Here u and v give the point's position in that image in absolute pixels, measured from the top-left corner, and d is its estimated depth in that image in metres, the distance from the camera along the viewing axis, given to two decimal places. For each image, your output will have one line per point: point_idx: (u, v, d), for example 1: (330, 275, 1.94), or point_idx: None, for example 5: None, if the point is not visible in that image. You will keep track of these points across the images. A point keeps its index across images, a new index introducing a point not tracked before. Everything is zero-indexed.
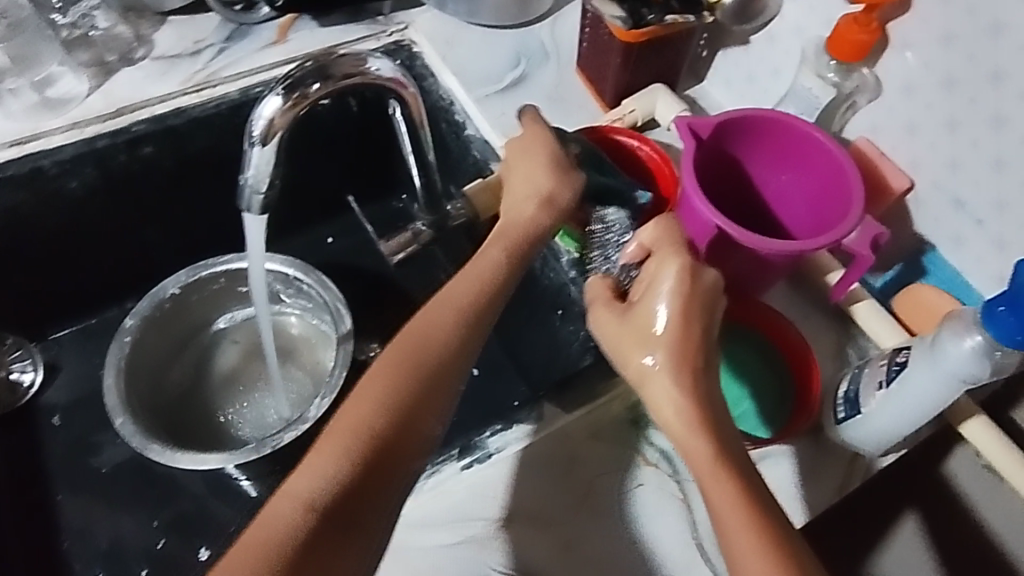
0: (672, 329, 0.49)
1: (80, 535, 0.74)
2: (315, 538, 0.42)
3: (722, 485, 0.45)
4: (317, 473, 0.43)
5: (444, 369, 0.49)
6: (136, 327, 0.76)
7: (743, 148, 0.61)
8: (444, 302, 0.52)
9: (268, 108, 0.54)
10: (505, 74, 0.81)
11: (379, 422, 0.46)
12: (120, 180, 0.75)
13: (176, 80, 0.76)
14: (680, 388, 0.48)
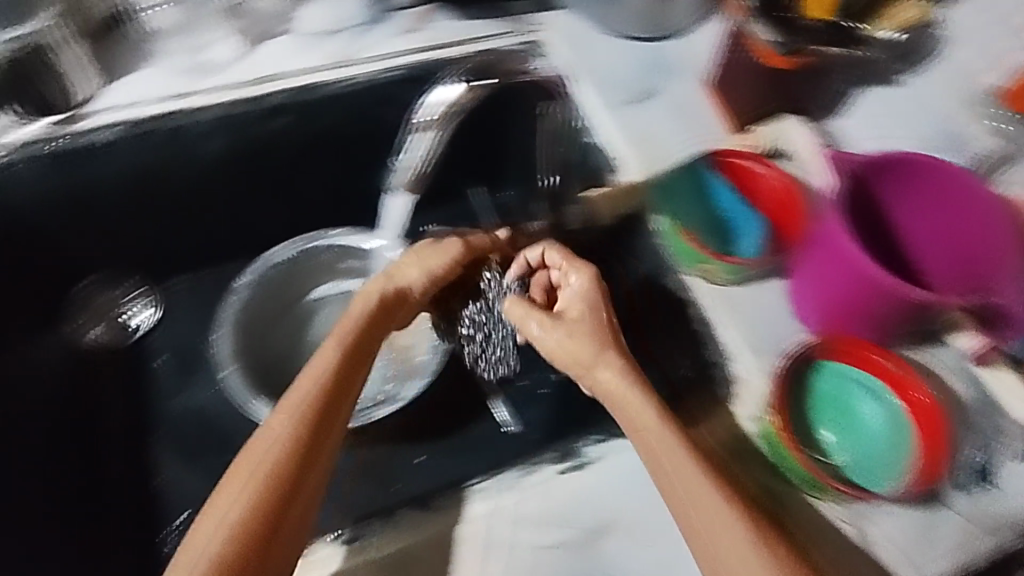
0: (604, 335, 0.61)
1: (173, 477, 0.77)
2: (271, 501, 0.49)
3: (676, 450, 0.54)
4: (232, 498, 0.49)
5: (340, 367, 0.58)
6: (248, 284, 0.81)
7: (892, 191, 0.59)
8: (348, 320, 0.62)
9: None
10: (635, 85, 0.80)
11: (302, 417, 0.54)
12: (254, 146, 0.78)
13: (317, 57, 0.79)
14: (617, 375, 0.58)
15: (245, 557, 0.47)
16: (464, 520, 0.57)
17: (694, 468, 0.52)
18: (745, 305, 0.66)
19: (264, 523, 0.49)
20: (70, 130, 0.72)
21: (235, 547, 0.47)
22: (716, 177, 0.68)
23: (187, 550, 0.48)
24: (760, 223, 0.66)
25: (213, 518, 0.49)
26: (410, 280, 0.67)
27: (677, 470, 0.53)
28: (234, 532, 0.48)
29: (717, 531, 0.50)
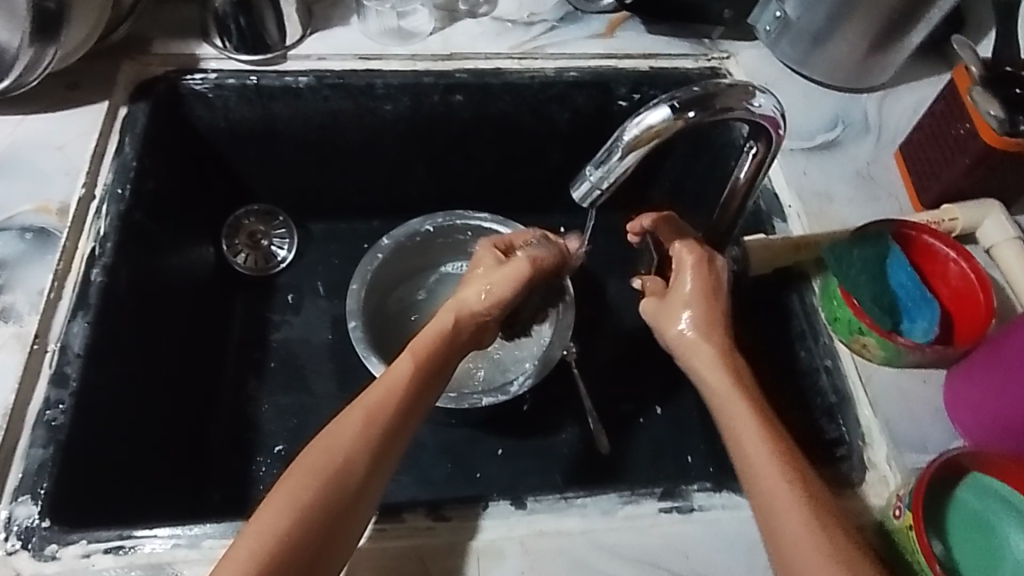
0: (736, 401, 0.54)
1: (275, 405, 0.80)
2: (339, 497, 0.50)
3: (803, 534, 0.48)
4: (300, 487, 0.49)
5: (416, 372, 0.56)
6: (389, 248, 0.83)
7: None
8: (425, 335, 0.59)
9: (651, 116, 0.47)
10: (818, 134, 0.76)
11: (382, 417, 0.53)
12: (426, 116, 0.81)
13: (505, 44, 0.80)
14: (743, 440, 0.52)
15: (297, 549, 0.48)
16: (553, 531, 0.53)
17: (822, 545, 0.47)
18: (896, 392, 0.60)
19: (329, 514, 0.49)
20: (265, 70, 0.76)
21: (294, 538, 0.48)
22: (899, 251, 0.62)
23: (245, 533, 0.48)
24: (938, 310, 0.60)
25: (271, 512, 0.48)
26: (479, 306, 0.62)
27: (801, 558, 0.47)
28: (297, 519, 0.48)
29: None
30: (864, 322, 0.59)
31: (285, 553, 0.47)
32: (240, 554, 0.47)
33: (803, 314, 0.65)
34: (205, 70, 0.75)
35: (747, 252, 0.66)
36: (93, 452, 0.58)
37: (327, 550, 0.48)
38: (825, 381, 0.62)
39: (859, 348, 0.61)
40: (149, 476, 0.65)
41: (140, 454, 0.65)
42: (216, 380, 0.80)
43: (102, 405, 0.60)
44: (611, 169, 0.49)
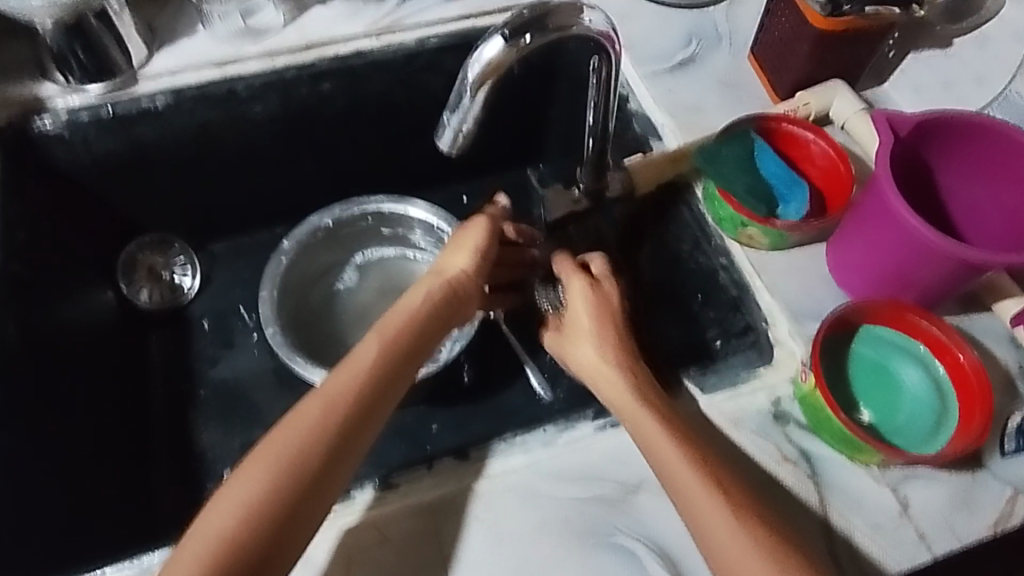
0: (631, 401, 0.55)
1: (213, 428, 0.79)
2: (298, 476, 0.51)
3: (702, 490, 0.50)
4: (253, 480, 0.50)
5: (379, 359, 0.57)
6: (292, 249, 0.81)
7: (939, 155, 0.58)
8: (399, 315, 0.60)
9: (489, 50, 0.49)
10: (677, 53, 0.79)
11: (343, 396, 0.54)
12: (299, 111, 0.80)
13: (361, 23, 0.80)
14: (649, 424, 0.54)
15: (245, 548, 0.48)
16: (499, 473, 0.55)
17: (720, 502, 0.50)
18: (788, 271, 0.65)
19: (291, 494, 0.50)
20: (119, 96, 0.73)
21: (262, 511, 0.49)
22: (763, 143, 0.67)
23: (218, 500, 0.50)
24: (807, 189, 0.65)
25: (239, 484, 0.50)
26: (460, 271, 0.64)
27: (694, 496, 0.50)
28: (245, 515, 0.49)
29: (732, 546, 0.49)
30: (743, 214, 0.63)
31: (231, 546, 0.48)
32: (197, 538, 0.49)
33: (695, 223, 0.69)
34: (53, 108, 0.72)
35: (630, 174, 0.69)
36: None
37: (273, 551, 0.49)
38: (725, 278, 0.66)
39: (748, 241, 0.65)
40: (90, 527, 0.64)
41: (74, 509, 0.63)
42: (150, 421, 0.79)
43: None
44: (466, 111, 0.52)
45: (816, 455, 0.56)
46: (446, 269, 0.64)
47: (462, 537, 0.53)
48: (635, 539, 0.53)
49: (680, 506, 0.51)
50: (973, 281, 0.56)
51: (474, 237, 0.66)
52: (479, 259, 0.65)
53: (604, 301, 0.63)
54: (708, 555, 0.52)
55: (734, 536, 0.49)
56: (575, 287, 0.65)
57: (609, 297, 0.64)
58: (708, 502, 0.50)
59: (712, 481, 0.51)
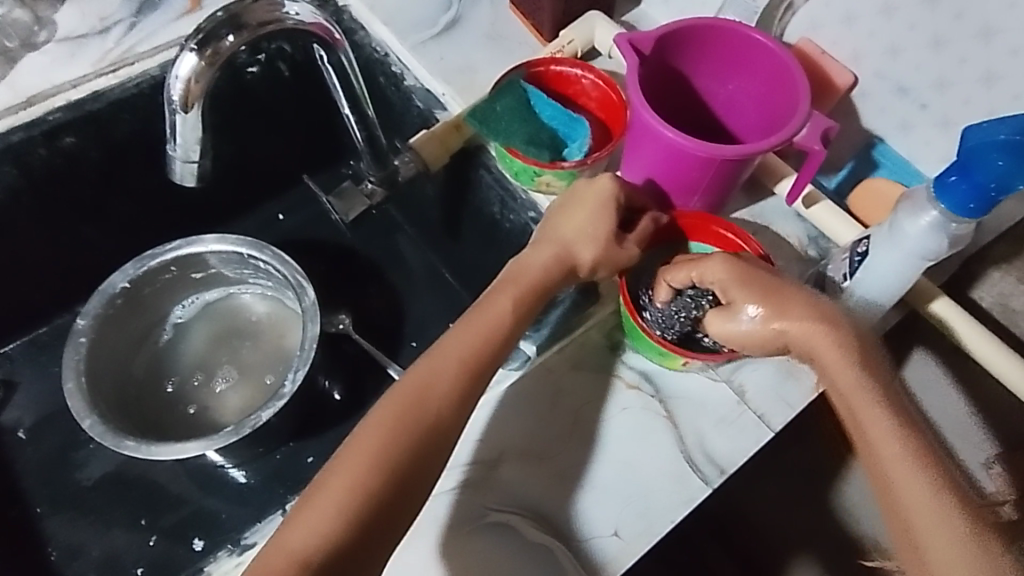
0: (834, 353, 0.50)
1: (78, 539, 0.74)
2: (416, 458, 0.48)
3: (883, 430, 0.47)
4: (381, 436, 0.48)
5: (511, 315, 0.54)
6: (90, 327, 0.73)
7: (686, 61, 0.60)
8: (528, 275, 0.56)
9: (183, 67, 0.52)
10: (438, 18, 0.77)
11: (467, 351, 0.52)
12: (44, 176, 0.71)
13: (87, 62, 0.72)
14: (847, 374, 0.49)
15: (376, 506, 0.47)
16: None
17: (902, 442, 0.47)
18: None
19: (405, 482, 0.48)
20: None
21: (375, 500, 0.47)
22: (535, 89, 0.67)
23: (325, 480, 0.48)
24: (587, 124, 0.67)
25: (343, 472, 0.47)
26: (579, 239, 0.57)
27: (876, 435, 0.47)
28: (380, 470, 0.47)
29: (902, 472, 0.46)
30: (530, 164, 0.63)
31: (367, 500, 0.47)
32: (330, 491, 0.47)
33: (496, 185, 0.69)
34: None
35: (416, 154, 0.69)
36: None
37: (400, 502, 0.48)
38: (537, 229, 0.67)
39: (545, 187, 0.66)
40: None
41: None
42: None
43: None
44: (185, 138, 0.54)
45: (653, 373, 0.58)
46: (565, 237, 0.57)
47: None
48: (507, 512, 0.53)
49: (867, 458, 0.48)
50: (746, 171, 0.59)
51: (597, 200, 0.57)
52: (590, 233, 0.57)
53: (744, 283, 0.52)
54: (575, 500, 0.54)
55: (898, 467, 0.46)
56: (715, 272, 0.53)
57: (767, 279, 0.53)
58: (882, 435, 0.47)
59: (885, 413, 0.48)
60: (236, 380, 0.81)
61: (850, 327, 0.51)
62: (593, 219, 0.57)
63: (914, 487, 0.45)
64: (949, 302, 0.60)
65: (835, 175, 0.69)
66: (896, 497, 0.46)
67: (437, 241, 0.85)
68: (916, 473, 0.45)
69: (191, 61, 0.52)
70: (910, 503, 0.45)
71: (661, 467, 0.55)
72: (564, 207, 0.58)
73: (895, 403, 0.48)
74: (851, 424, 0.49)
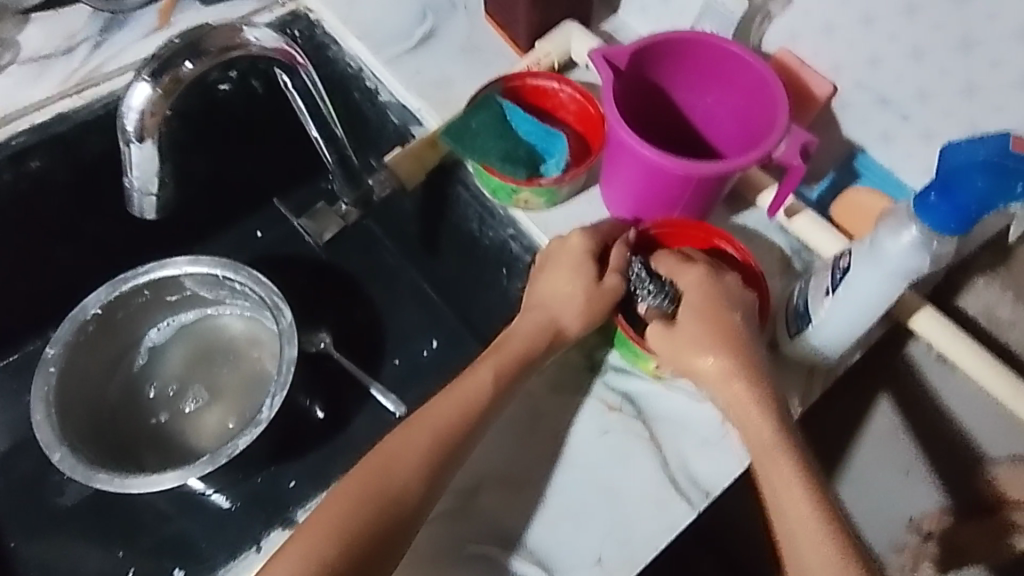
0: (755, 412, 0.51)
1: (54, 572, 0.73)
2: (382, 531, 0.47)
3: (793, 490, 0.48)
4: (347, 507, 0.48)
5: (495, 384, 0.53)
6: (59, 355, 0.71)
7: (663, 74, 0.59)
8: (515, 340, 0.55)
9: (136, 97, 0.51)
10: (414, 31, 0.75)
11: (450, 419, 0.51)
12: (10, 201, 0.69)
13: (53, 83, 0.70)
14: (765, 431, 0.50)
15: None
16: None
17: (808, 506, 0.47)
18: (569, 220, 0.65)
19: (368, 558, 0.47)
20: None
21: (340, 563, 0.46)
22: (511, 104, 0.66)
23: (308, 528, 0.48)
24: (565, 138, 0.65)
25: (336, 506, 0.48)
26: (555, 301, 0.56)
27: (784, 494, 0.48)
28: (344, 544, 0.46)
29: (805, 535, 0.47)
30: (507, 182, 0.62)
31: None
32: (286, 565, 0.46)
33: (474, 201, 0.68)
34: None
35: (391, 171, 0.67)
36: None
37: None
38: (516, 247, 0.66)
39: (523, 204, 0.64)
40: None
41: None
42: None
43: None
44: (144, 169, 0.53)
45: (635, 393, 0.57)
46: (544, 299, 0.56)
47: None
48: (485, 542, 0.52)
49: (775, 516, 0.49)
50: (725, 186, 0.58)
51: (572, 258, 0.56)
52: (568, 291, 0.55)
53: (717, 299, 0.53)
54: (557, 529, 0.52)
55: (804, 529, 0.47)
56: (689, 279, 0.55)
57: (716, 299, 0.53)
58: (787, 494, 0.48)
59: (798, 476, 0.49)
60: (209, 400, 0.80)
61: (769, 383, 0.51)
62: (570, 275, 0.56)
63: (814, 545, 0.46)
64: (934, 314, 0.59)
65: (817, 186, 0.67)
66: (786, 517, 0.48)
67: (417, 256, 0.83)
68: (819, 535, 0.46)
69: (146, 91, 0.51)
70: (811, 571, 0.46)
71: (644, 492, 0.54)
72: (543, 264, 0.58)
73: (804, 460, 0.50)
74: (761, 485, 0.50)
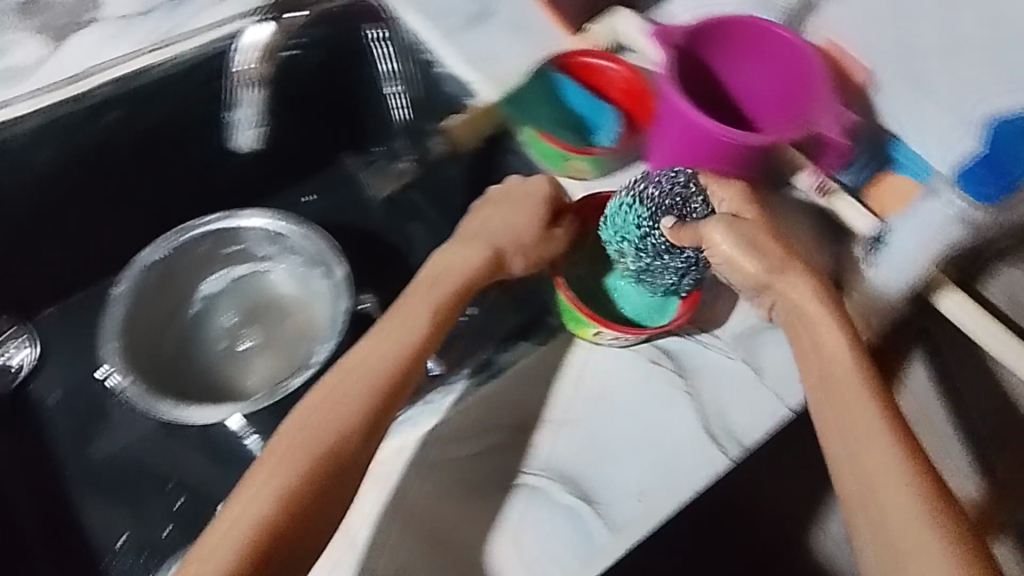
0: (822, 317, 0.54)
1: (100, 511, 0.73)
2: (336, 458, 0.50)
3: (854, 385, 0.51)
4: (314, 439, 0.50)
5: (432, 322, 0.57)
6: (127, 292, 0.76)
7: (714, 54, 0.63)
8: (453, 273, 0.59)
9: None
10: (469, 9, 0.79)
11: (393, 355, 0.54)
12: (90, 148, 0.74)
13: (134, 42, 0.74)
14: (831, 335, 0.53)
15: (303, 509, 0.48)
16: (394, 456, 0.56)
17: (869, 401, 0.50)
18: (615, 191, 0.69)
19: (329, 481, 0.49)
20: None
21: (308, 489, 0.49)
22: (568, 80, 0.72)
23: (269, 457, 0.50)
24: (615, 114, 0.71)
25: (294, 451, 0.50)
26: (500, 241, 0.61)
27: (846, 387, 0.51)
28: (304, 479, 0.49)
29: (865, 426, 0.49)
30: (558, 145, 0.67)
31: (291, 509, 0.48)
32: (253, 505, 0.48)
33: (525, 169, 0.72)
34: None
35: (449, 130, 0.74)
36: None
37: (326, 501, 0.49)
38: None
39: (573, 171, 0.68)
40: None
41: None
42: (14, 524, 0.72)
43: None
44: None
45: (675, 349, 0.62)
46: (491, 235, 0.61)
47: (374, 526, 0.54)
48: (534, 475, 0.56)
49: (831, 409, 0.51)
50: (768, 160, 0.62)
51: (531, 201, 0.62)
52: (519, 231, 0.61)
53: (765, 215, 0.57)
54: (601, 466, 0.57)
55: (866, 420, 0.49)
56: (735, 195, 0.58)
57: (771, 221, 0.58)
58: (868, 442, 0.49)
59: (861, 376, 0.52)
60: (260, 343, 0.84)
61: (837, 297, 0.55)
62: (519, 215, 0.62)
63: (874, 433, 0.49)
64: (958, 292, 0.63)
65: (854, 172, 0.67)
66: (847, 410, 0.50)
67: None
68: (881, 426, 0.49)
69: None
70: (870, 457, 0.48)
71: (682, 437, 0.58)
72: (498, 203, 0.63)
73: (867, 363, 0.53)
74: (823, 383, 0.52)
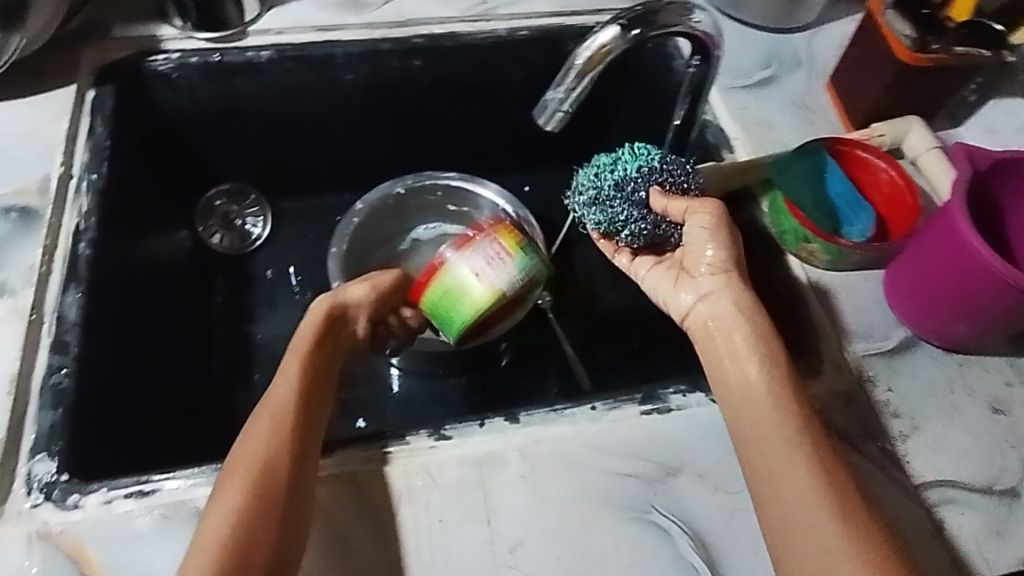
0: (789, 458, 0.52)
1: None
2: (285, 470, 0.52)
3: (829, 535, 0.48)
4: (264, 446, 0.52)
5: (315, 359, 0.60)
6: (363, 211, 0.87)
7: (1011, 193, 0.60)
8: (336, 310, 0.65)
9: (605, 34, 0.58)
10: (755, 72, 0.80)
11: (295, 381, 0.57)
12: (387, 83, 0.83)
13: (456, 8, 0.83)
14: (801, 473, 0.51)
15: (261, 522, 0.49)
16: (548, 440, 0.58)
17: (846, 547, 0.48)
18: (842, 288, 0.67)
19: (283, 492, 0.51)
20: (227, 48, 0.78)
21: (270, 501, 0.50)
22: (834, 164, 0.69)
23: (232, 472, 0.52)
24: (872, 214, 0.68)
25: (241, 474, 0.51)
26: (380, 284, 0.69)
27: (816, 531, 0.49)
28: (255, 495, 0.50)
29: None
30: (808, 228, 0.65)
31: (250, 523, 0.49)
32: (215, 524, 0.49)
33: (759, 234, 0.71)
34: (167, 50, 0.77)
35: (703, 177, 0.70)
36: (88, 429, 0.60)
37: (286, 514, 0.50)
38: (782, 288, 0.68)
39: (809, 254, 0.67)
40: (140, 449, 0.66)
41: (133, 435, 0.66)
42: (192, 364, 0.79)
43: (87, 382, 0.62)
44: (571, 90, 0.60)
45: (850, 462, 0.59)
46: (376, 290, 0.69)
47: (506, 493, 0.56)
48: (669, 518, 0.56)
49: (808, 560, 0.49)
50: None
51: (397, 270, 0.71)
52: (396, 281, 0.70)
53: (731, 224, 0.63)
54: (738, 542, 0.55)
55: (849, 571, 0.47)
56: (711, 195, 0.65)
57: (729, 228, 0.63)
58: (801, 492, 0.50)
59: (835, 524, 0.49)
60: None
61: (812, 433, 0.53)
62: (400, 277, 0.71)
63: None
64: None
65: None
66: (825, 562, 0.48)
67: None
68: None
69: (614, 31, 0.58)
70: None
71: None
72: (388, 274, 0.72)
73: (843, 505, 0.50)
74: (789, 528, 0.50)
